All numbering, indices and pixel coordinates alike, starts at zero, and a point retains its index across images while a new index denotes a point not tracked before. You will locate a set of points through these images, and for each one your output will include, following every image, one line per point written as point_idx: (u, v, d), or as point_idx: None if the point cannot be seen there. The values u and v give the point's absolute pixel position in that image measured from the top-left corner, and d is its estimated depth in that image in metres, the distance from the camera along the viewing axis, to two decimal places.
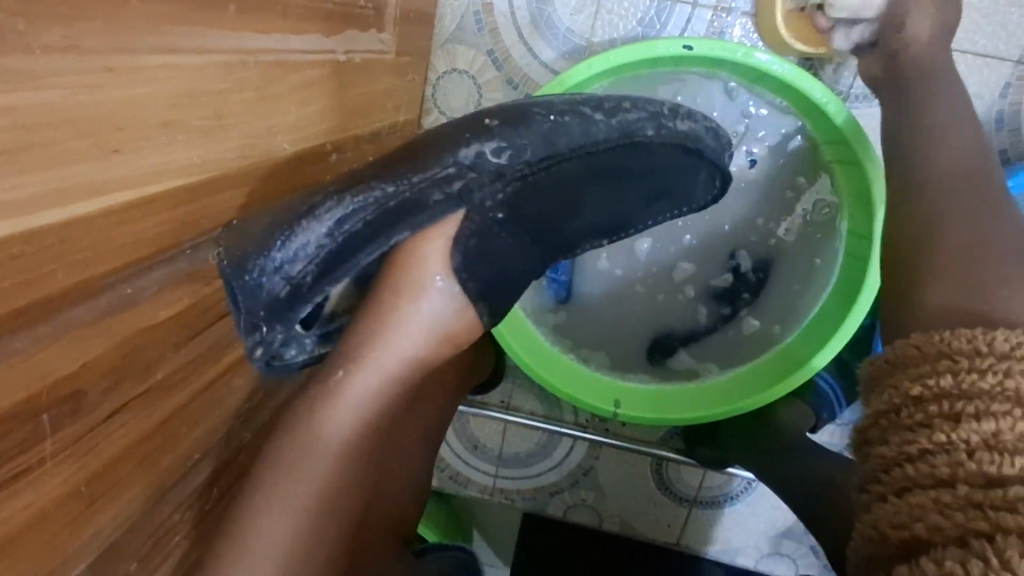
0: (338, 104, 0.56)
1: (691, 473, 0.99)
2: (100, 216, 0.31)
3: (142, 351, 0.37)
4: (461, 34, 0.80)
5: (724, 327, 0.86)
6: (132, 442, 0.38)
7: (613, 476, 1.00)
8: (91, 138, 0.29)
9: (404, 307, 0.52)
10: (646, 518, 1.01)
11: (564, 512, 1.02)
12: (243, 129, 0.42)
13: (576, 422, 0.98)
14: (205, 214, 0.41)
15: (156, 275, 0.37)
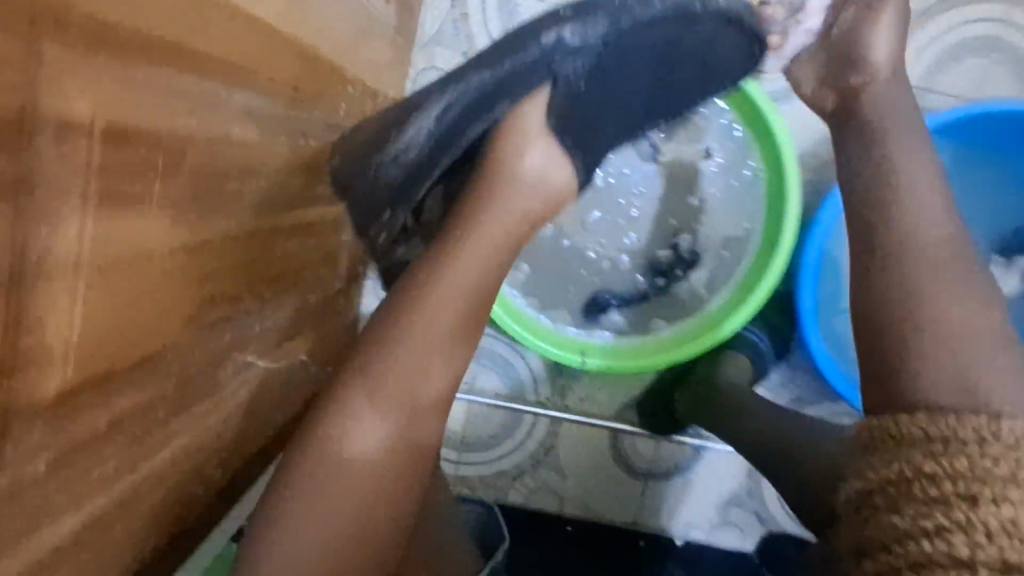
0: (328, 76, 0.64)
1: (643, 445, 1.05)
2: (61, 58, 0.30)
3: (118, 248, 0.37)
4: (439, 38, 0.95)
5: (658, 296, 1.03)
6: (102, 346, 0.38)
7: (571, 453, 1.06)
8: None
9: (483, 231, 0.63)
10: (605, 497, 1.04)
11: (525, 498, 1.05)
12: (215, 30, 0.42)
13: (536, 399, 1.06)
14: (183, 116, 0.41)
15: (138, 171, 0.37)
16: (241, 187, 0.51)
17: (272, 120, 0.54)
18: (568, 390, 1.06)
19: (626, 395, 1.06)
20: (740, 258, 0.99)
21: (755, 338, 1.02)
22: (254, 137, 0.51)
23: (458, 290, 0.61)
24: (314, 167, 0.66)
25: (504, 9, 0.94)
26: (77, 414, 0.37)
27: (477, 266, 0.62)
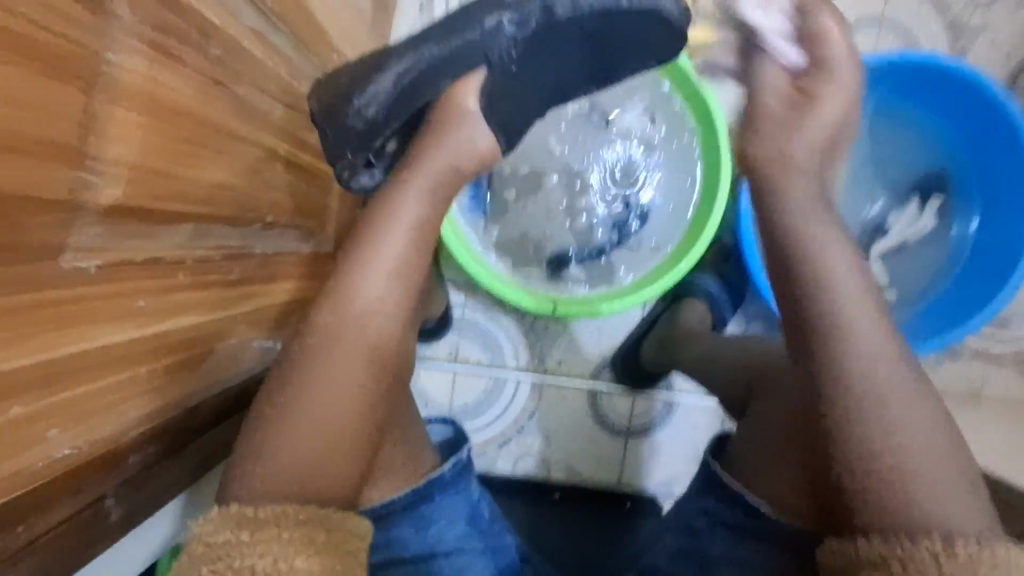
0: (287, 65, 0.62)
1: (622, 403, 1.07)
2: None
3: (26, 260, 0.33)
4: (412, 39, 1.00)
5: (614, 251, 0.95)
6: (27, 363, 0.34)
7: (554, 417, 1.07)
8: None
9: (421, 167, 0.57)
10: (588, 457, 1.07)
11: (513, 464, 1.07)
12: (137, 9, 0.38)
13: (518, 366, 1.06)
14: (104, 103, 0.37)
15: (41, 169, 0.33)
16: (189, 183, 0.47)
17: (226, 110, 0.51)
18: (548, 354, 1.06)
19: (602, 357, 1.07)
20: (690, 199, 0.93)
21: (714, 289, 1.00)
22: (205, 130, 0.48)
23: (388, 269, 0.54)
24: (274, 154, 0.63)
25: None
26: (10, 436, 0.34)
27: (404, 241, 0.55)
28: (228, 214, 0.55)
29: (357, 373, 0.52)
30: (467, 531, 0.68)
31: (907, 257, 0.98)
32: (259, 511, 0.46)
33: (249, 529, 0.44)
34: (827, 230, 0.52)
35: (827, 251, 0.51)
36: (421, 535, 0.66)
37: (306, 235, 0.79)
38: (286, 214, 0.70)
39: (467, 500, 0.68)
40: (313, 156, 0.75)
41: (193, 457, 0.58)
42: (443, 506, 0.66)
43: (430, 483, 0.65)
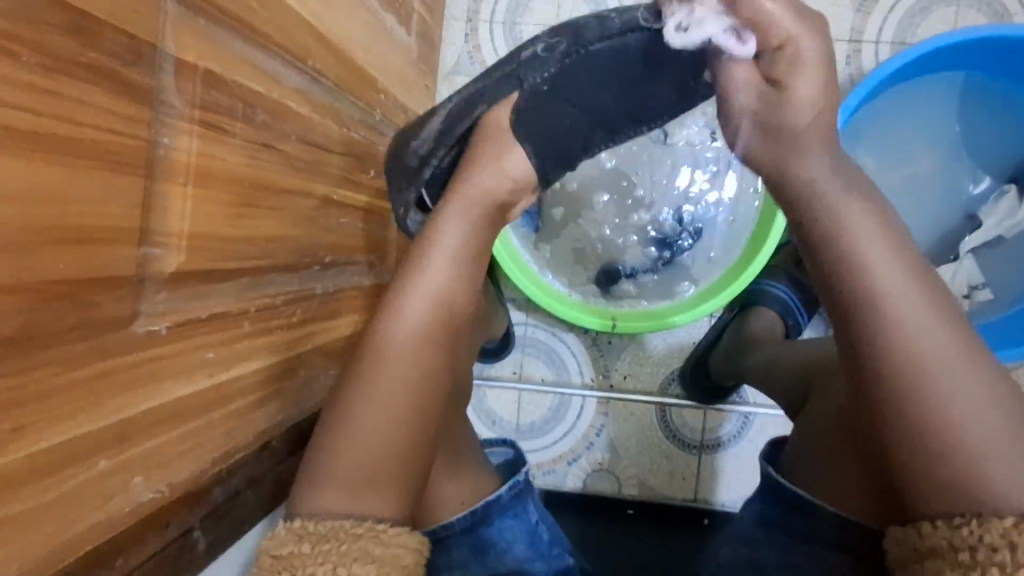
0: (334, 116, 0.65)
1: (694, 417, 1.04)
2: (31, 170, 0.31)
3: (101, 332, 0.37)
4: (459, 68, 1.03)
5: (664, 268, 0.95)
6: (105, 423, 0.38)
7: (623, 432, 1.05)
8: (4, 92, 0.29)
9: (460, 204, 0.57)
10: (661, 474, 1.05)
11: (584, 481, 1.06)
12: (185, 96, 0.42)
13: (583, 382, 1.05)
14: (161, 183, 0.41)
15: (110, 252, 0.37)
16: (243, 242, 0.51)
17: (277, 169, 0.55)
18: (613, 369, 1.05)
19: (668, 370, 1.05)
20: (749, 214, 0.93)
21: (783, 294, 0.95)
22: (257, 191, 0.52)
23: (437, 290, 0.56)
24: (327, 200, 0.67)
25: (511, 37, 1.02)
26: (98, 487, 0.39)
27: (451, 248, 0.57)
28: (285, 262, 0.59)
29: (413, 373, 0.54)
30: (529, 555, 0.68)
31: (1006, 252, 0.94)
32: (319, 526, 0.48)
33: (310, 541, 0.47)
34: (853, 204, 0.49)
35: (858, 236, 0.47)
36: (480, 560, 0.66)
37: (367, 269, 0.83)
38: (343, 253, 0.74)
39: (524, 525, 0.69)
40: (369, 194, 0.79)
41: (272, 487, 0.63)
42: (499, 532, 0.67)
43: (480, 514, 0.66)
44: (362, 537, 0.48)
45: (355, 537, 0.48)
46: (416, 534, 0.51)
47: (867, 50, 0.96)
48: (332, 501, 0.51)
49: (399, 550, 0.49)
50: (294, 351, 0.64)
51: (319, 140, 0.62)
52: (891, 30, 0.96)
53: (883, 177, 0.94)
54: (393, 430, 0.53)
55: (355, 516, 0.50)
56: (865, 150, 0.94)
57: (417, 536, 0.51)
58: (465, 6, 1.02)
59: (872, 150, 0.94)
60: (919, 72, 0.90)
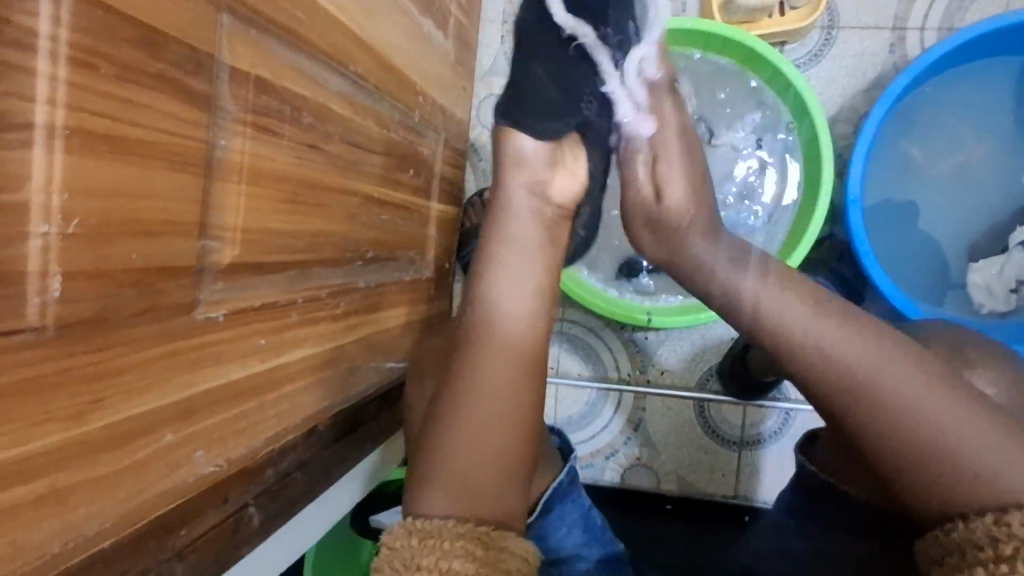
0: (375, 117, 0.69)
1: (733, 412, 1.04)
2: (108, 168, 0.35)
3: (167, 316, 0.41)
4: (495, 69, 1.05)
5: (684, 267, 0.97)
6: (170, 401, 0.42)
7: (661, 428, 1.05)
8: (84, 99, 0.33)
9: (511, 251, 0.58)
10: (700, 469, 1.04)
11: (622, 475, 1.06)
12: (239, 100, 0.45)
13: (620, 377, 1.06)
14: (218, 182, 0.44)
15: (174, 244, 0.41)
16: (291, 237, 0.55)
17: (322, 168, 0.58)
18: (650, 364, 1.05)
19: (706, 365, 1.04)
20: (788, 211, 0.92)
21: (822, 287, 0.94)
22: (304, 188, 0.56)
23: (505, 314, 0.56)
24: (370, 198, 0.70)
25: None
26: (165, 456, 0.43)
27: (517, 277, 0.57)
28: (330, 256, 0.63)
29: (504, 374, 0.54)
30: (584, 541, 0.65)
31: None
32: (426, 523, 0.49)
33: (419, 535, 0.48)
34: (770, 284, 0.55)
35: (787, 306, 0.53)
36: (545, 546, 0.62)
37: (408, 264, 0.86)
38: (385, 249, 0.77)
39: (580, 511, 0.66)
40: (409, 194, 0.82)
41: (320, 467, 0.67)
42: (560, 517, 0.64)
43: (548, 499, 0.63)
44: (467, 537, 0.48)
45: (462, 536, 0.48)
46: (518, 539, 0.51)
47: (911, 38, 0.94)
48: None
49: (503, 556, 0.49)
50: (340, 339, 0.68)
51: (363, 141, 0.66)
52: (936, 16, 0.93)
53: (929, 169, 0.92)
54: (489, 426, 0.52)
55: (462, 517, 0.50)
56: (911, 139, 0.92)
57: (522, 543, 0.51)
58: (500, 9, 1.05)
59: (919, 140, 0.92)
60: (966, 59, 0.87)
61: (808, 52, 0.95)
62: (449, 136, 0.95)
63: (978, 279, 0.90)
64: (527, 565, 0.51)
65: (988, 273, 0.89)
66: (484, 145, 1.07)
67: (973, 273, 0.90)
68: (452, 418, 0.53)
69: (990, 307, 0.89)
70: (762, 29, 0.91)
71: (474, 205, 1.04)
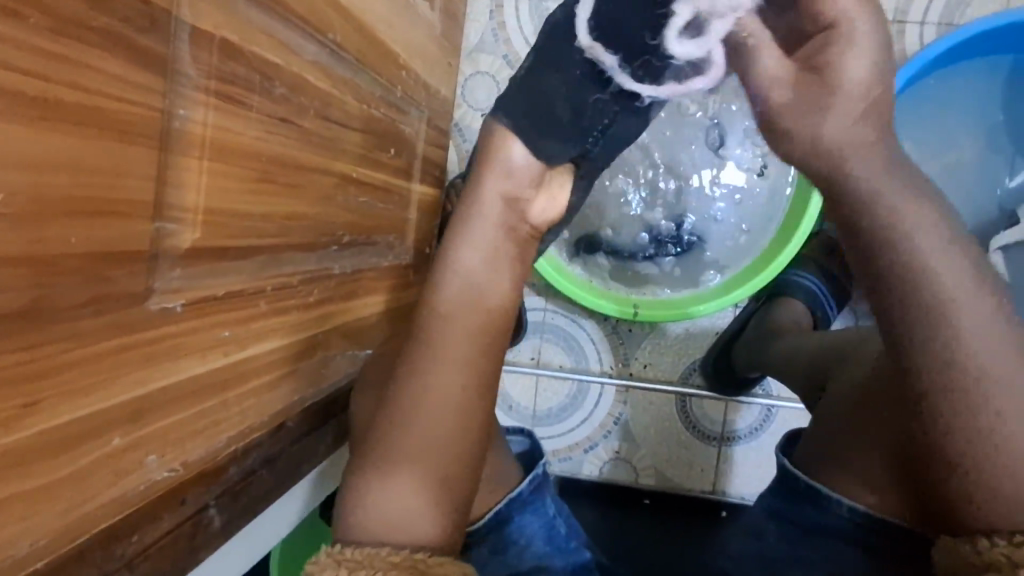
0: (354, 90, 0.63)
1: (714, 408, 1.02)
2: (42, 137, 0.30)
3: (115, 308, 0.36)
4: (483, 45, 1.00)
5: (643, 262, 0.94)
6: (119, 402, 0.38)
7: (642, 423, 1.03)
8: (13, 57, 0.28)
9: (480, 257, 0.55)
10: (678, 465, 1.03)
11: (600, 470, 1.05)
12: (201, 65, 0.40)
13: (602, 370, 1.04)
14: (175, 156, 0.40)
15: (124, 226, 0.36)
16: (259, 220, 0.50)
17: (295, 145, 0.53)
18: (633, 357, 1.03)
19: (689, 360, 1.02)
20: (770, 223, 0.92)
21: (808, 283, 0.94)
22: (274, 166, 0.51)
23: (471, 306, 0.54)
24: (346, 178, 0.65)
25: (537, 16, 0.99)
26: (112, 463, 0.38)
27: (487, 278, 0.55)
28: (301, 241, 0.58)
29: (462, 381, 0.51)
30: (549, 551, 0.62)
31: None
32: (359, 553, 0.45)
33: (348, 567, 0.44)
34: (904, 211, 0.43)
35: (918, 239, 0.43)
36: (501, 560, 0.59)
37: (386, 249, 0.82)
38: (362, 232, 0.72)
39: (543, 520, 0.63)
40: (388, 174, 0.77)
41: (288, 463, 0.63)
42: (519, 530, 0.61)
43: (499, 510, 0.60)
44: (402, 566, 0.44)
45: (394, 565, 0.44)
46: (458, 565, 0.47)
47: (911, 32, 0.91)
48: (401, 512, 0.48)
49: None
50: (312, 329, 0.63)
51: (340, 117, 0.61)
52: (936, 11, 0.91)
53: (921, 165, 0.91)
54: (431, 435, 0.50)
55: (398, 544, 0.47)
56: (905, 135, 0.90)
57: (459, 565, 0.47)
58: None
59: (912, 137, 0.90)
60: (966, 54, 0.85)
61: None
62: (432, 114, 0.90)
63: None
64: None
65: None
66: (468, 125, 1.02)
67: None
68: (428, 408, 0.50)
69: None
70: None
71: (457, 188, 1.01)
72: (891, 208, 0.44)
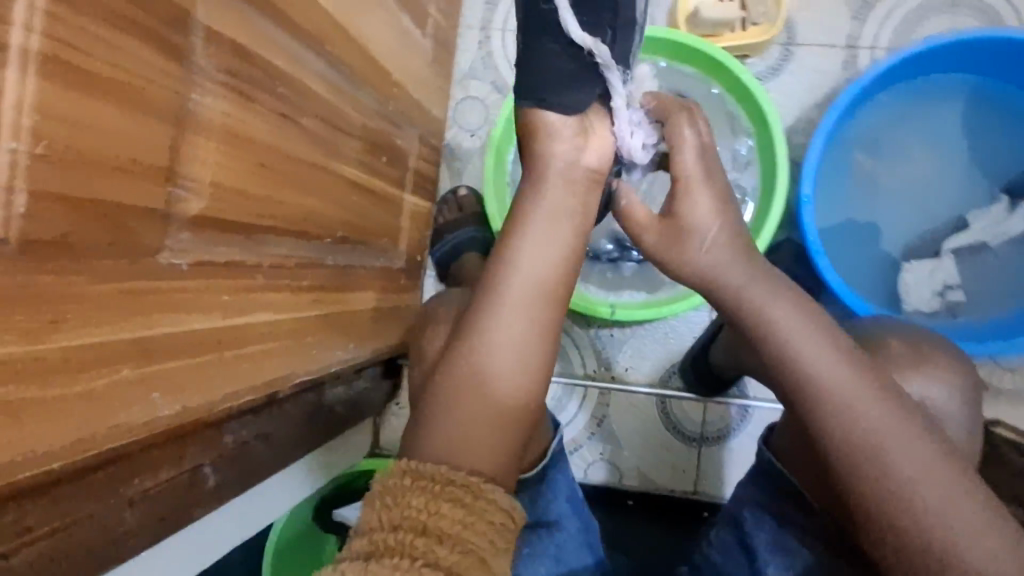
0: (352, 102, 0.72)
1: (694, 409, 1.06)
2: (80, 100, 0.37)
3: (131, 255, 0.43)
4: (473, 73, 1.10)
5: (609, 265, 1.01)
6: (125, 338, 0.43)
7: (626, 425, 1.07)
8: (62, 32, 0.35)
9: (542, 225, 0.63)
10: (661, 466, 1.06)
11: (585, 472, 1.07)
12: (214, 60, 0.48)
13: (585, 373, 1.08)
14: (189, 133, 0.47)
15: (141, 186, 0.43)
16: (261, 202, 0.57)
17: (295, 141, 0.61)
18: (616, 361, 1.08)
19: (669, 364, 1.07)
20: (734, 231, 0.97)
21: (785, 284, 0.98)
22: (276, 157, 0.58)
23: (538, 272, 0.62)
24: (342, 178, 0.72)
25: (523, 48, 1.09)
26: (121, 392, 0.44)
27: (549, 244, 0.63)
28: (298, 229, 0.65)
29: (523, 333, 0.60)
30: (566, 508, 0.71)
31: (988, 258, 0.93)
32: (423, 465, 0.52)
33: (412, 477, 0.51)
34: (806, 336, 0.59)
35: (823, 367, 0.58)
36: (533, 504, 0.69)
37: (379, 252, 0.88)
38: (357, 232, 0.79)
39: (569, 482, 0.72)
40: (383, 182, 0.85)
41: (280, 438, 0.68)
42: (551, 484, 0.70)
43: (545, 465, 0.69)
44: (458, 485, 0.51)
45: (451, 483, 0.51)
46: (508, 498, 0.53)
47: (865, 56, 0.99)
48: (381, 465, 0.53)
49: (490, 507, 0.51)
50: (306, 314, 0.69)
51: (339, 123, 0.69)
52: (888, 37, 0.99)
53: (876, 177, 0.97)
54: (471, 402, 0.57)
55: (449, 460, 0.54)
56: (860, 148, 0.97)
57: (508, 499, 0.53)
58: (480, 16, 1.09)
59: (868, 149, 0.97)
60: (914, 74, 0.93)
61: (768, 66, 1.01)
62: (426, 132, 0.98)
63: (912, 278, 0.93)
64: (512, 524, 0.52)
65: (919, 274, 0.93)
66: (460, 145, 1.11)
67: (905, 274, 0.94)
68: (476, 370, 0.59)
69: (916, 306, 0.93)
70: (726, 41, 0.97)
71: (449, 202, 1.09)
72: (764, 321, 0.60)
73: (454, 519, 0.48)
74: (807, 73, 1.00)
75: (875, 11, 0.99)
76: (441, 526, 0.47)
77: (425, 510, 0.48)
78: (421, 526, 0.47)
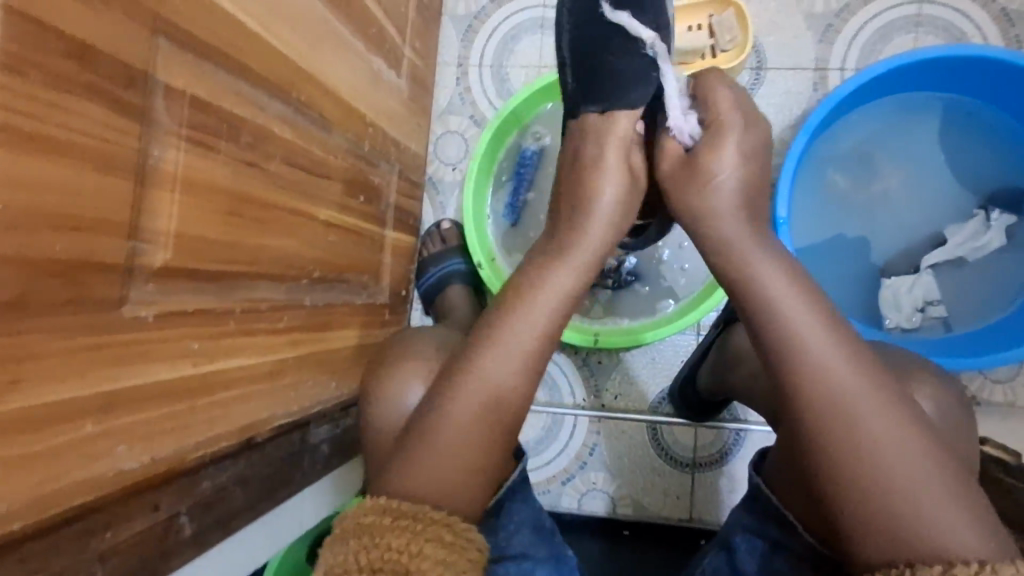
0: (322, 145, 0.73)
1: (685, 434, 1.05)
2: (35, 164, 0.38)
3: (92, 311, 0.43)
4: (451, 108, 1.12)
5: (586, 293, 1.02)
6: (90, 393, 0.44)
7: (616, 452, 1.06)
8: (14, 102, 0.36)
9: (565, 261, 0.64)
10: (654, 492, 1.05)
11: (578, 502, 1.06)
12: (174, 116, 0.49)
13: (575, 402, 1.08)
14: (150, 187, 0.48)
15: (102, 242, 0.44)
16: (230, 248, 0.58)
17: (263, 186, 0.62)
18: (604, 388, 1.07)
19: (657, 389, 1.07)
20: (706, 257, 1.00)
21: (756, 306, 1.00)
22: (243, 203, 0.59)
23: (543, 308, 0.63)
24: (315, 219, 0.73)
25: (499, 82, 1.11)
26: (83, 447, 0.44)
27: (566, 281, 0.64)
28: (271, 272, 0.65)
29: (513, 371, 0.61)
30: (530, 539, 0.70)
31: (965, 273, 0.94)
32: (403, 505, 0.54)
33: (391, 515, 0.53)
34: (814, 326, 0.57)
35: (823, 357, 0.56)
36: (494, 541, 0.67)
37: (359, 287, 0.89)
38: (334, 270, 0.80)
39: (530, 513, 0.71)
40: (360, 219, 0.86)
41: (264, 482, 0.67)
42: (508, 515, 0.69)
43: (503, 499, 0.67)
44: (438, 524, 0.53)
45: (432, 521, 0.53)
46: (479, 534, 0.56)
47: (833, 77, 1.01)
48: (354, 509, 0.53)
49: (467, 544, 0.53)
50: (282, 354, 0.69)
51: (308, 165, 0.70)
52: (855, 57, 1.01)
53: (853, 194, 0.98)
54: (467, 439, 0.58)
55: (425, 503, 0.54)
56: (836, 167, 0.98)
57: (479, 534, 0.56)
58: (456, 53, 1.12)
59: (844, 167, 0.98)
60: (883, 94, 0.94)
61: None
62: (404, 168, 1.00)
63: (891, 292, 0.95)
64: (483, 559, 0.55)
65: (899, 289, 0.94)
66: (441, 178, 1.12)
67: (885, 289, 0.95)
68: (456, 395, 0.60)
69: (896, 322, 0.94)
70: (696, 68, 0.98)
71: (432, 235, 1.10)
72: (766, 304, 0.58)
73: (434, 558, 0.50)
74: (778, 95, 1.02)
75: (841, 34, 1.01)
76: (423, 568, 0.49)
77: (406, 552, 0.50)
78: (403, 570, 0.49)
